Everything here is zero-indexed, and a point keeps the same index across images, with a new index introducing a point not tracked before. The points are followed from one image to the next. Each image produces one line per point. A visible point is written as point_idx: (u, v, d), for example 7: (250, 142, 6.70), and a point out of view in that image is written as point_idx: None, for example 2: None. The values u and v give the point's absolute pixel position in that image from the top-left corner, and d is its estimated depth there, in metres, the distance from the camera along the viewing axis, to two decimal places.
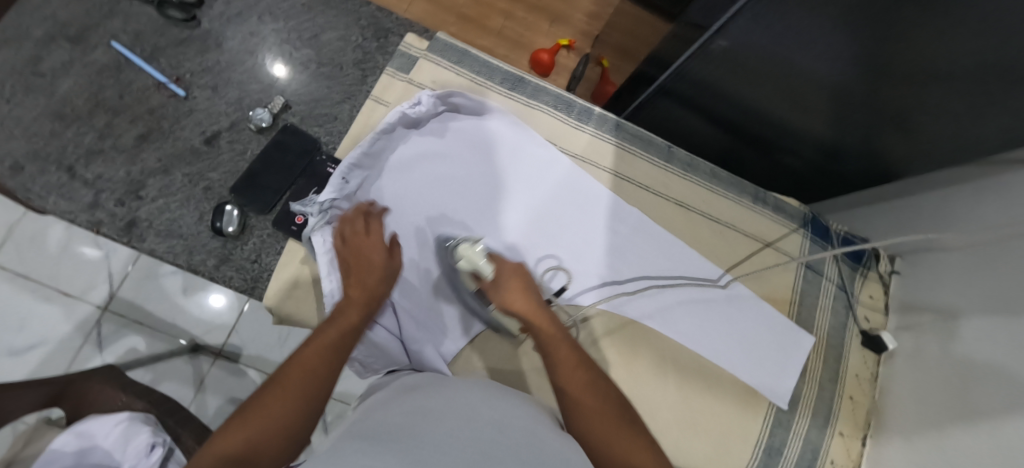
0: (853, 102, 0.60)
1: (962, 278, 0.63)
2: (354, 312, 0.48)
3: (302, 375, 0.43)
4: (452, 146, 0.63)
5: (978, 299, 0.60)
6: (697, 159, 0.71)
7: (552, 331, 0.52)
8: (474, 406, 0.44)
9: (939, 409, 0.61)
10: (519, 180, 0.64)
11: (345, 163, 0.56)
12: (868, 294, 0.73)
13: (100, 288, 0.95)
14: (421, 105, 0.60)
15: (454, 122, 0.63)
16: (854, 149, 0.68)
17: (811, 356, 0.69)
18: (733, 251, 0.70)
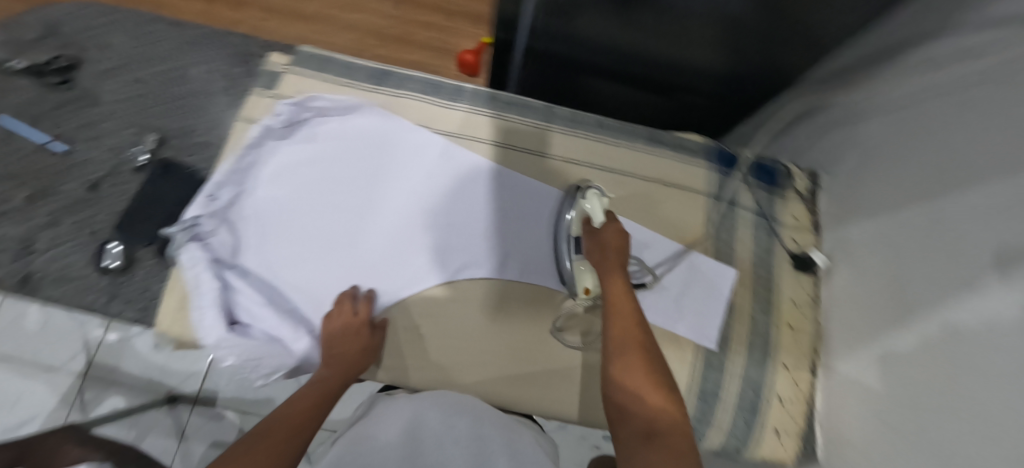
0: (745, 23, 0.58)
1: (884, 173, 0.58)
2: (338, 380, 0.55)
3: (293, 427, 0.49)
4: (323, 149, 0.64)
5: (905, 192, 0.54)
6: (580, 113, 0.69)
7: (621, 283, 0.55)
8: (431, 424, 0.51)
9: (876, 317, 0.56)
10: (394, 168, 0.65)
11: (212, 181, 0.59)
12: (792, 216, 0.70)
13: (79, 357, 1.01)
14: (281, 115, 0.63)
15: (321, 126, 0.64)
16: (754, 66, 0.66)
17: (736, 290, 0.66)
18: (636, 197, 0.67)
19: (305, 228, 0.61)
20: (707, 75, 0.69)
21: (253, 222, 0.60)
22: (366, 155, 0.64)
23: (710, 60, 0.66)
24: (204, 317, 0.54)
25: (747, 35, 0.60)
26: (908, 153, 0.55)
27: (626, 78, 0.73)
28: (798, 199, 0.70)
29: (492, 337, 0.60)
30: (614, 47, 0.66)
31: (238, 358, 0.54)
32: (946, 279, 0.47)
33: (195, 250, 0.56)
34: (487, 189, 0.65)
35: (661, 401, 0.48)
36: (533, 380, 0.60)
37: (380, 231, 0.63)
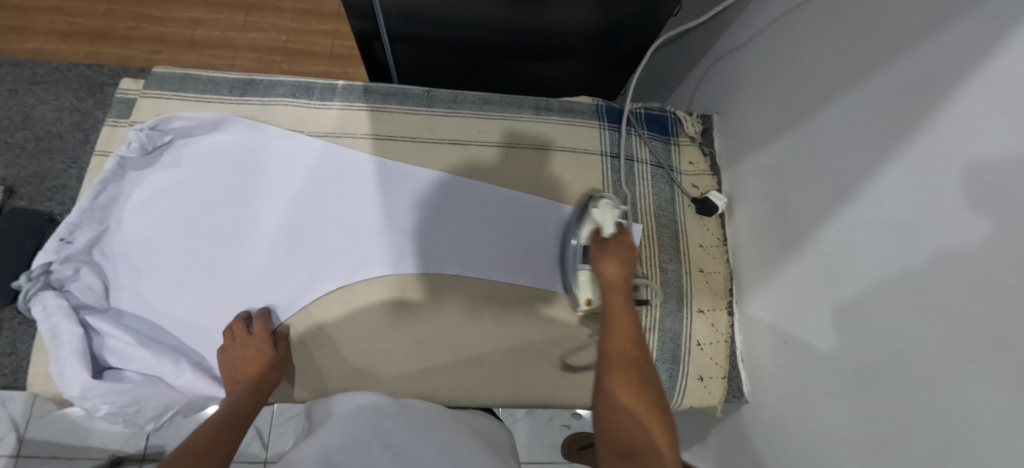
0: None
1: (763, 103, 0.57)
2: (246, 402, 0.52)
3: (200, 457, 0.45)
4: (191, 172, 0.60)
5: (779, 119, 0.55)
6: (461, 93, 0.68)
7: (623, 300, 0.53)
8: (358, 436, 0.44)
9: (776, 247, 0.55)
10: (270, 180, 0.61)
11: (63, 224, 0.54)
12: (688, 162, 0.69)
13: (8, 437, 0.95)
14: (134, 144, 0.57)
15: (186, 149, 0.61)
16: (623, 20, 0.65)
17: (643, 244, 0.65)
18: (528, 168, 0.66)
19: (179, 257, 0.58)
20: (582, 37, 0.68)
21: (123, 259, 0.57)
22: (238, 171, 0.61)
23: (579, 24, 0.65)
24: (63, 370, 0.50)
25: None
26: (774, 79, 0.55)
27: (505, 50, 0.71)
28: (691, 144, 0.69)
29: (395, 333, 0.58)
30: (480, 24, 0.64)
31: (112, 405, 0.51)
32: (822, 202, 0.48)
33: (49, 300, 0.52)
34: (373, 185, 0.62)
35: (648, 425, 0.46)
36: (441, 371, 0.59)
37: (260, 247, 0.59)
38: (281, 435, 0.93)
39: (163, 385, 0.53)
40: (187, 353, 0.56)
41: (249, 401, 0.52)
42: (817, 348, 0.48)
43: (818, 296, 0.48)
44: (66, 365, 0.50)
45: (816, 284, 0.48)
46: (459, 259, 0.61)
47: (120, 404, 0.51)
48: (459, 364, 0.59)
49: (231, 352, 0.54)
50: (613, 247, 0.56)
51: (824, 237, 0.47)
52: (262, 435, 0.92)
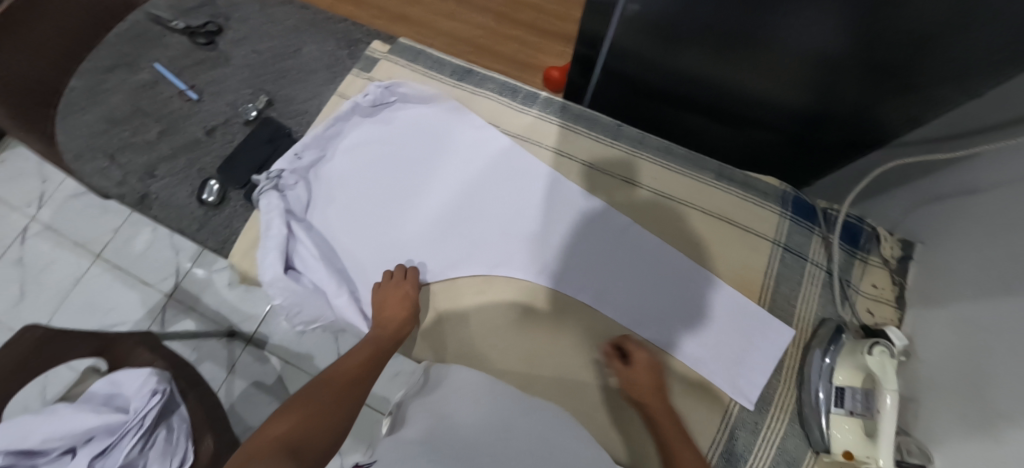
0: (845, 72, 0.55)
1: (985, 255, 0.50)
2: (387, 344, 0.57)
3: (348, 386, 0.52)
4: (396, 131, 0.69)
5: (1000, 280, 0.47)
6: (649, 135, 0.68)
7: (664, 412, 0.54)
8: (504, 417, 0.44)
9: (959, 418, 0.48)
10: (455, 159, 0.68)
11: (301, 142, 0.67)
12: (870, 283, 0.62)
13: (170, 279, 1.13)
14: (370, 95, 0.68)
15: (399, 110, 0.70)
16: (841, 108, 0.60)
17: (787, 350, 0.60)
18: (693, 231, 0.64)
19: (362, 196, 0.66)
20: (788, 113, 0.65)
21: (322, 181, 0.67)
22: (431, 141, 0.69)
23: (791, 98, 0.62)
24: (266, 258, 0.61)
25: (829, 74, 0.56)
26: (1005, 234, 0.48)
27: (703, 108, 0.71)
28: (880, 266, 0.63)
29: (515, 336, 0.60)
30: (691, 74, 0.65)
31: (286, 298, 0.61)
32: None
33: (273, 198, 0.64)
34: (540, 194, 0.65)
35: None
36: (540, 386, 0.59)
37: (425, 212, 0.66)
38: None
39: (324, 299, 0.62)
40: (342, 278, 0.63)
41: (389, 343, 0.57)
42: None
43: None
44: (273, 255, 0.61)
45: None
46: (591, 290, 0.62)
47: (291, 302, 0.62)
48: (562, 392, 0.58)
49: (379, 295, 0.60)
50: (642, 360, 0.56)
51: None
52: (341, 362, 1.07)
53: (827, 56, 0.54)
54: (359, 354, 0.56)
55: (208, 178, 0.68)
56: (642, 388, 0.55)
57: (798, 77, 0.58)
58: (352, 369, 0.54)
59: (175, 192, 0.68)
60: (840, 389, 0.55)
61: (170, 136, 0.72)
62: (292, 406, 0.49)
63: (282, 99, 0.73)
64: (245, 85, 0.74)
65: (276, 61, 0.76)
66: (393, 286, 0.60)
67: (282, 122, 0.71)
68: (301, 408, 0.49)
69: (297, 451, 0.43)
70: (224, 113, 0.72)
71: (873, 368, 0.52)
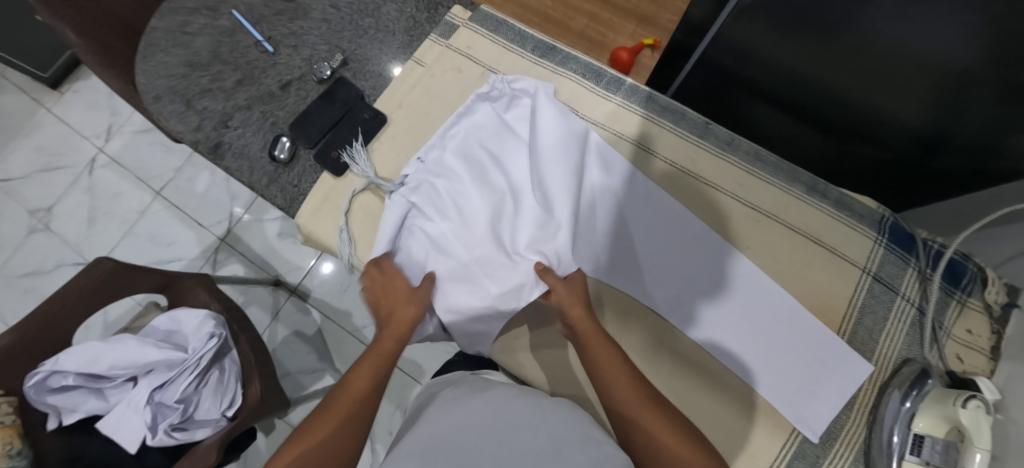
0: (977, 95, 0.50)
1: None
2: (388, 343, 0.55)
3: (351, 402, 0.52)
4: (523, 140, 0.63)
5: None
6: (739, 138, 0.63)
7: (600, 337, 0.53)
8: (519, 416, 0.46)
9: None
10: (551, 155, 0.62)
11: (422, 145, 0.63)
12: (965, 328, 0.57)
13: (224, 223, 1.16)
14: (491, 92, 0.64)
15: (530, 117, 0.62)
16: (964, 133, 0.55)
17: (861, 386, 0.56)
18: (777, 248, 0.60)
19: (481, 207, 0.61)
20: (901, 132, 0.59)
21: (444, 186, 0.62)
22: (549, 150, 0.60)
23: (909, 116, 0.57)
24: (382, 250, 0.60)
25: (957, 97, 0.51)
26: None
27: (803, 115, 0.66)
28: (979, 311, 0.57)
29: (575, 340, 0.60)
30: (801, 77, 0.60)
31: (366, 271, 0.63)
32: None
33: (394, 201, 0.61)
34: (618, 188, 0.62)
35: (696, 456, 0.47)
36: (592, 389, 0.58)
37: (539, 233, 0.59)
38: None
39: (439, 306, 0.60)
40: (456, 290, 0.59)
41: (395, 344, 0.55)
42: None
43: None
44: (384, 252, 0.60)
45: None
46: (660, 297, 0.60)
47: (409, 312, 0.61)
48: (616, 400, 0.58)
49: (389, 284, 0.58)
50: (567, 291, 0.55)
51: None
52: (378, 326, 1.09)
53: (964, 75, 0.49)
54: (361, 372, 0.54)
55: (280, 134, 0.68)
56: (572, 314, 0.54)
57: (922, 94, 0.53)
58: (358, 383, 0.53)
59: (248, 144, 0.68)
60: (917, 436, 0.52)
61: (246, 87, 0.71)
62: (301, 436, 0.50)
63: (358, 59, 0.71)
64: (322, 41, 0.72)
65: (354, 18, 0.73)
66: (394, 286, 0.58)
67: (355, 83, 0.70)
68: (306, 443, 0.49)
69: None
70: (299, 69, 0.71)
71: (966, 423, 0.48)
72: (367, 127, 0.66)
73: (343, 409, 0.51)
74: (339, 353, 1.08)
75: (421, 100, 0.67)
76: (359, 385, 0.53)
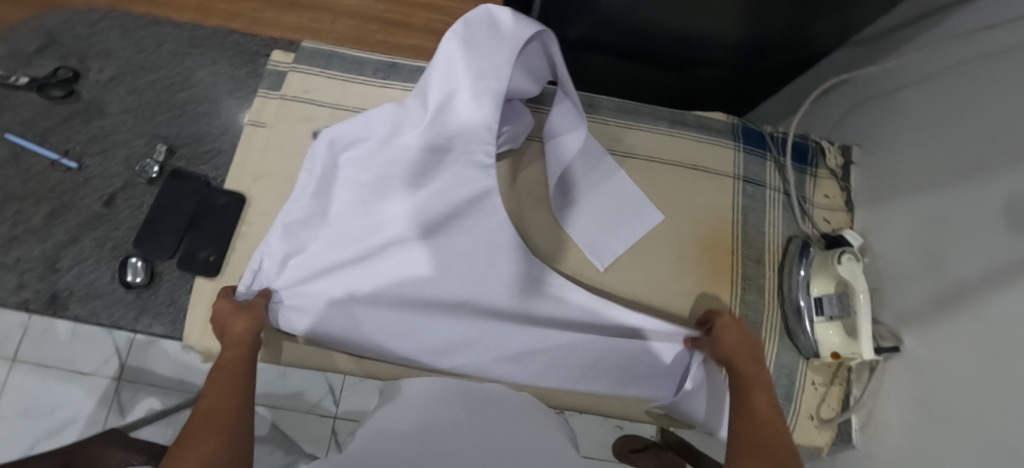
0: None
1: (918, 148, 0.57)
2: (231, 351, 0.50)
3: (214, 415, 0.43)
4: (466, 43, 0.51)
5: (934, 174, 0.55)
6: (597, 97, 0.68)
7: (239, 376, 0.48)
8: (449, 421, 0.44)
9: (929, 300, 0.54)
10: (482, 95, 0.51)
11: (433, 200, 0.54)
12: (823, 194, 0.69)
13: (112, 360, 1.04)
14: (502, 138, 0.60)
15: (463, 47, 0.51)
16: (772, 31, 0.60)
17: (765, 274, 0.64)
18: (663, 182, 0.65)
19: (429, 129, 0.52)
20: (728, 50, 0.65)
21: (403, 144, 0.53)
22: (495, 72, 0.50)
23: (737, 34, 0.62)
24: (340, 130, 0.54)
25: (781, 9, 0.56)
26: (939, 131, 0.54)
27: (640, 56, 0.69)
28: (829, 178, 0.69)
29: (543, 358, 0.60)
30: (635, 22, 0.62)
31: None
32: (991, 264, 0.46)
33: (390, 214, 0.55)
34: (505, 178, 0.64)
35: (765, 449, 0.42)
36: (555, 388, 0.62)
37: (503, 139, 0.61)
38: (351, 395, 1.06)
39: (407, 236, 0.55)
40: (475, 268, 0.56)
41: (242, 352, 0.50)
42: (984, 419, 0.44)
43: (982, 364, 0.46)
44: (338, 267, 0.56)
45: (985, 349, 0.46)
46: (598, 258, 0.62)
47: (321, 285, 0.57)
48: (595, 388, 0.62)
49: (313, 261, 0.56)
50: (234, 329, 0.52)
51: (986, 302, 0.46)
52: (334, 392, 1.06)
53: None
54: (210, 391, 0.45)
55: (128, 255, 0.59)
56: (236, 334, 0.51)
57: (724, 12, 0.57)
58: (218, 394, 0.45)
59: (93, 280, 0.59)
60: (817, 299, 0.60)
61: (61, 217, 0.60)
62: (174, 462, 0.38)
63: (185, 143, 0.63)
64: (135, 135, 0.63)
65: (163, 98, 0.65)
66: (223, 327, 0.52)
67: (194, 171, 0.62)
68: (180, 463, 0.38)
69: None
70: (120, 175, 0.61)
71: (845, 275, 0.56)
72: (225, 214, 0.59)
73: (214, 430, 0.41)
74: (304, 435, 1.03)
75: (276, 165, 0.61)
76: (219, 406, 0.44)
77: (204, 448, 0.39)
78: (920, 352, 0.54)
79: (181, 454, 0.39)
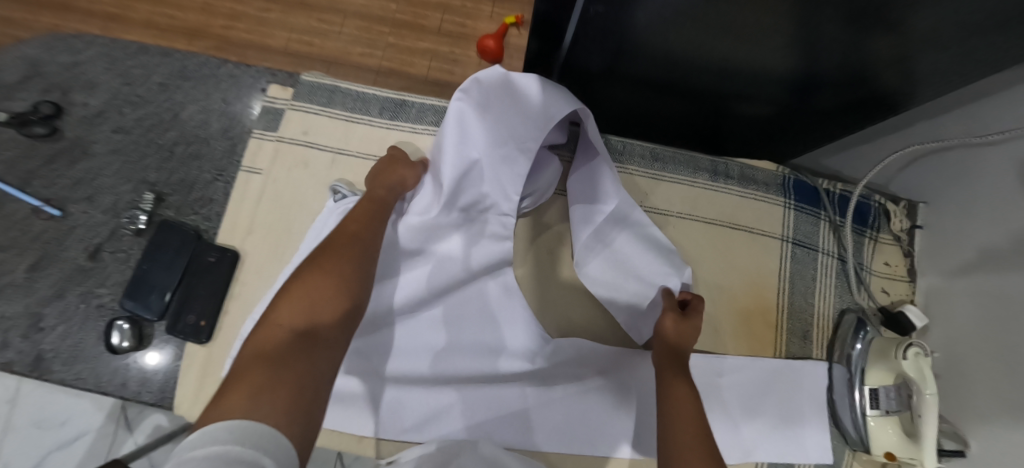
0: (823, 42, 0.46)
1: (998, 221, 0.49)
2: (379, 189, 0.51)
3: (349, 248, 0.45)
4: (484, 107, 0.51)
5: (1016, 253, 0.47)
6: (630, 143, 0.60)
7: (374, 214, 0.49)
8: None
9: (1001, 403, 0.47)
10: (506, 165, 0.51)
11: (437, 262, 0.53)
12: (883, 262, 0.61)
13: None
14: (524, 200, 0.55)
15: (477, 110, 0.51)
16: (832, 72, 0.51)
17: (812, 352, 0.57)
18: (702, 245, 0.58)
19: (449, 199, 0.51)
20: (778, 85, 0.55)
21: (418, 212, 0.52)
22: (520, 143, 0.50)
23: (790, 70, 0.52)
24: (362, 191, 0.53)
25: (849, 46, 0.47)
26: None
27: (678, 95, 0.61)
28: (891, 243, 0.61)
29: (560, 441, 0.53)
30: (675, 59, 0.52)
31: None
32: None
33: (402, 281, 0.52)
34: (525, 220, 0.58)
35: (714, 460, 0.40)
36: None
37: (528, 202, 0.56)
38: None
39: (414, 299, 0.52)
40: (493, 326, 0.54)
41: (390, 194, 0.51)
42: None
43: None
44: None
45: None
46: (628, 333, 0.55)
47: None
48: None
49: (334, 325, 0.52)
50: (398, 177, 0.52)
51: None
52: None
53: (852, 36, 0.44)
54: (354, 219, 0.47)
55: (114, 314, 0.55)
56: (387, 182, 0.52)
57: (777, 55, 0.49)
58: (353, 223, 0.47)
59: (77, 341, 0.54)
60: (872, 389, 0.53)
61: (45, 270, 0.56)
62: (292, 286, 0.40)
63: (173, 189, 0.58)
64: (121, 179, 0.58)
65: (150, 138, 0.59)
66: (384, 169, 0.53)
67: (182, 221, 0.57)
68: (307, 296, 0.40)
69: (311, 334, 0.38)
70: (107, 225, 0.57)
71: (909, 371, 0.49)
72: (216, 272, 0.54)
73: (346, 254, 0.44)
74: None
75: (272, 218, 0.55)
76: (356, 229, 0.46)
77: (330, 284, 0.41)
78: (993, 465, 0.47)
79: (299, 280, 0.41)
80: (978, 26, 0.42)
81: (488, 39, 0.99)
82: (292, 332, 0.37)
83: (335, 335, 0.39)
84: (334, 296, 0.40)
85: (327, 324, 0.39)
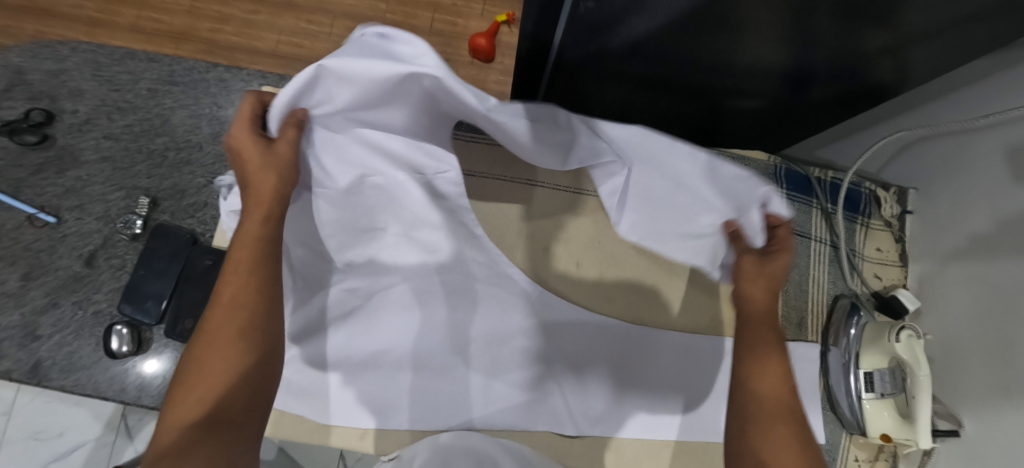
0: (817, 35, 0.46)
1: (989, 204, 0.50)
2: (255, 194, 0.37)
3: (245, 295, 0.37)
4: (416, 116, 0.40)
5: (1007, 235, 0.48)
6: None
7: (266, 231, 0.38)
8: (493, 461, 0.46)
9: (994, 383, 0.48)
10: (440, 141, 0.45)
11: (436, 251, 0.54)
12: (874, 247, 0.62)
13: None
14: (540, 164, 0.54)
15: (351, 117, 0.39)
16: (824, 64, 0.52)
17: (808, 338, 0.58)
18: None
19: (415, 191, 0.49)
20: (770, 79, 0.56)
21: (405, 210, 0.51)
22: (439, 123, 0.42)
23: (783, 63, 0.52)
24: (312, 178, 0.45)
25: (841, 38, 0.47)
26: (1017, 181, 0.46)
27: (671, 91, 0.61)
28: (882, 228, 0.62)
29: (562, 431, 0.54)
30: (668, 57, 0.53)
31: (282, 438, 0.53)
32: None
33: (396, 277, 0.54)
34: (518, 210, 0.58)
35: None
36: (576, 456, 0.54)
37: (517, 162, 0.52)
38: None
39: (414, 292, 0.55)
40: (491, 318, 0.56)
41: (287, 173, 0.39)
42: None
43: None
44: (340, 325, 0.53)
45: None
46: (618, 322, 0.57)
47: (343, 349, 0.54)
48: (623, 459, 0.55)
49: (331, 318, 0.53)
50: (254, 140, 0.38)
51: None
52: None
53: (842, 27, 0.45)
54: (243, 245, 0.38)
55: (111, 321, 0.55)
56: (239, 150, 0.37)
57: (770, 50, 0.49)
58: (250, 261, 0.38)
59: (74, 349, 0.54)
60: (867, 373, 0.53)
61: (39, 279, 0.56)
62: (188, 372, 0.35)
63: (167, 194, 0.57)
64: (114, 186, 0.58)
65: (141, 143, 0.59)
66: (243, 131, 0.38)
67: (178, 226, 0.57)
68: (202, 369, 0.35)
69: (217, 423, 0.34)
70: (101, 232, 0.56)
71: (902, 354, 0.50)
72: (213, 275, 0.54)
73: (238, 309, 0.37)
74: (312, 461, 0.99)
75: None
76: (240, 280, 0.38)
77: (224, 353, 0.36)
78: (987, 444, 0.48)
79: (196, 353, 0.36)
80: (967, 16, 0.42)
81: (479, 38, 0.99)
82: (183, 432, 0.33)
83: (251, 417, 0.35)
84: (229, 370, 0.35)
85: (235, 403, 0.35)
